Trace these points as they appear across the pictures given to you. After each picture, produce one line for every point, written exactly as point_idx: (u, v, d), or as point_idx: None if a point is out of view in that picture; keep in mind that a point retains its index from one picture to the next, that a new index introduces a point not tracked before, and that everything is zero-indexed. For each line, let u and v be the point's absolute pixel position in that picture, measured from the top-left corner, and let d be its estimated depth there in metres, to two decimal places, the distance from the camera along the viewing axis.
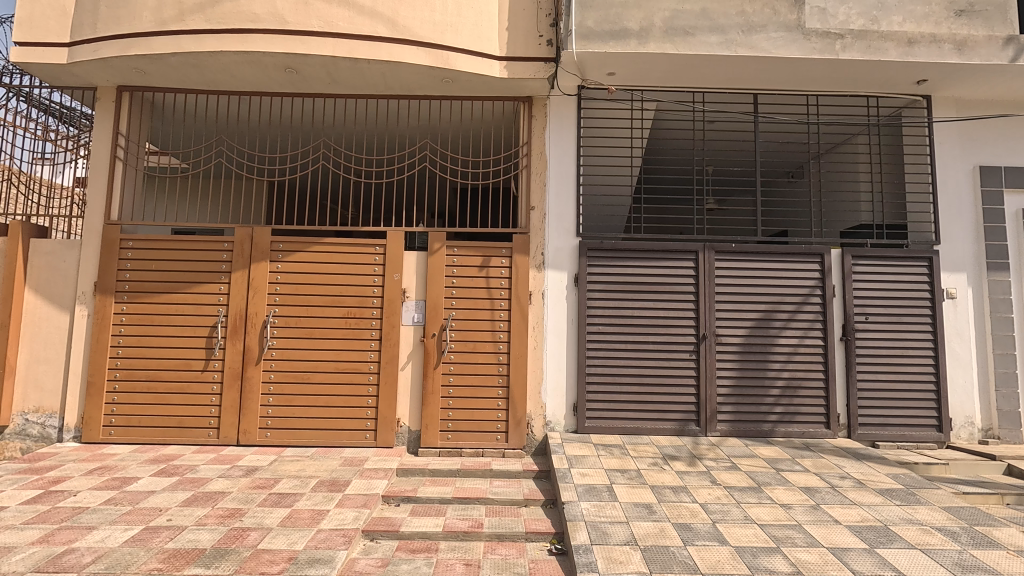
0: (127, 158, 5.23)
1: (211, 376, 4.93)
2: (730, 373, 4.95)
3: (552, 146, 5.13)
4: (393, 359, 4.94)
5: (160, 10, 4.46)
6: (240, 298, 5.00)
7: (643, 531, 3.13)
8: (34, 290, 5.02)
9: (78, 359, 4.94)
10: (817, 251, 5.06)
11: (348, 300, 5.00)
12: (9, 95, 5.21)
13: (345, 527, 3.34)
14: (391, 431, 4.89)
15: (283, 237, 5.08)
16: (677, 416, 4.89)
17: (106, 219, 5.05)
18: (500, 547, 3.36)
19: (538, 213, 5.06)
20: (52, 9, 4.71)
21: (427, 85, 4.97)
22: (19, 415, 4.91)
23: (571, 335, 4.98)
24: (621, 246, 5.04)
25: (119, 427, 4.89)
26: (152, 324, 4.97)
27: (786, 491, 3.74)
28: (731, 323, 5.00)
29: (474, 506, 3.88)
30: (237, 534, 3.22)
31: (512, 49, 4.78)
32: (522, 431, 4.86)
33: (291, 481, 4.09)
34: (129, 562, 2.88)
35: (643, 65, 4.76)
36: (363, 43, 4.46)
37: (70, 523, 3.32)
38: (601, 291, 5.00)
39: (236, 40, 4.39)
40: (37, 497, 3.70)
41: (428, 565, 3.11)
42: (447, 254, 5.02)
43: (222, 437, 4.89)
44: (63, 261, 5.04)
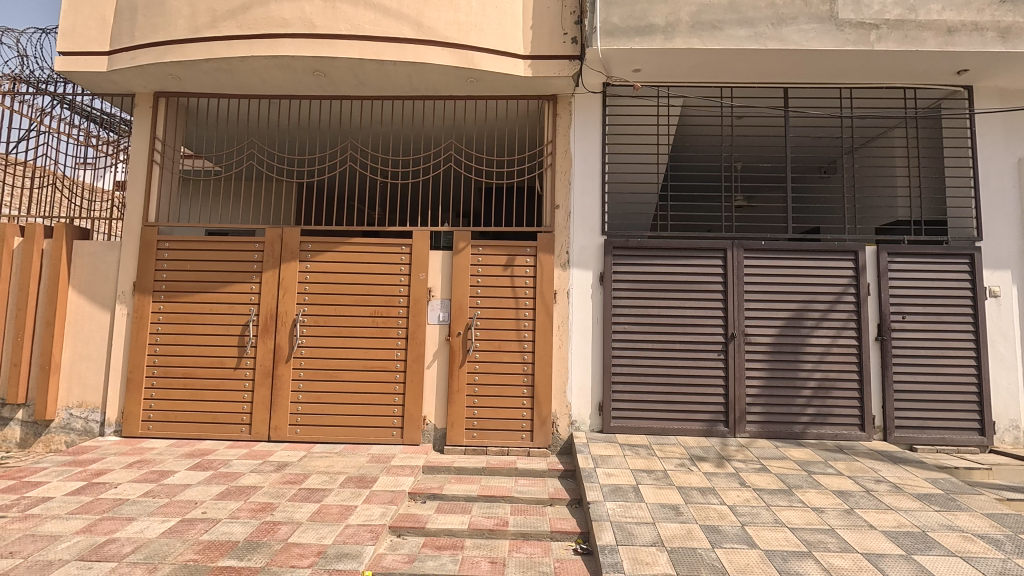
0: (163, 161, 5.40)
1: (243, 373, 5.06)
2: (760, 374, 4.85)
3: (577, 144, 5.10)
4: (419, 357, 4.99)
5: (194, 17, 4.59)
6: (271, 298, 5.11)
7: (670, 532, 3.10)
8: (77, 290, 5.22)
9: (118, 356, 5.13)
10: (850, 248, 4.92)
11: (376, 300, 5.07)
12: (54, 103, 5.44)
13: (372, 523, 3.40)
14: (418, 429, 4.95)
15: (313, 237, 5.17)
16: (705, 417, 4.83)
17: (144, 221, 5.23)
18: (525, 546, 3.37)
19: (563, 212, 5.05)
20: (93, 19, 4.90)
21: (453, 85, 5.00)
22: (64, 410, 5.12)
23: (596, 333, 4.95)
24: (647, 245, 4.99)
25: (157, 421, 5.06)
26: (187, 322, 5.12)
27: (818, 493, 3.66)
28: (761, 322, 4.90)
29: (499, 504, 3.91)
30: (268, 527, 3.31)
31: (538, 48, 4.77)
32: (547, 430, 4.86)
33: (321, 477, 4.17)
34: (167, 552, 2.99)
35: (670, 61, 4.70)
36: (389, 45, 4.51)
37: (111, 514, 3.45)
38: (627, 290, 4.96)
39: (266, 44, 4.49)
40: (81, 489, 3.86)
41: (454, 561, 3.13)
42: (471, 253, 5.04)
43: (254, 433, 5.01)
44: (104, 261, 5.24)
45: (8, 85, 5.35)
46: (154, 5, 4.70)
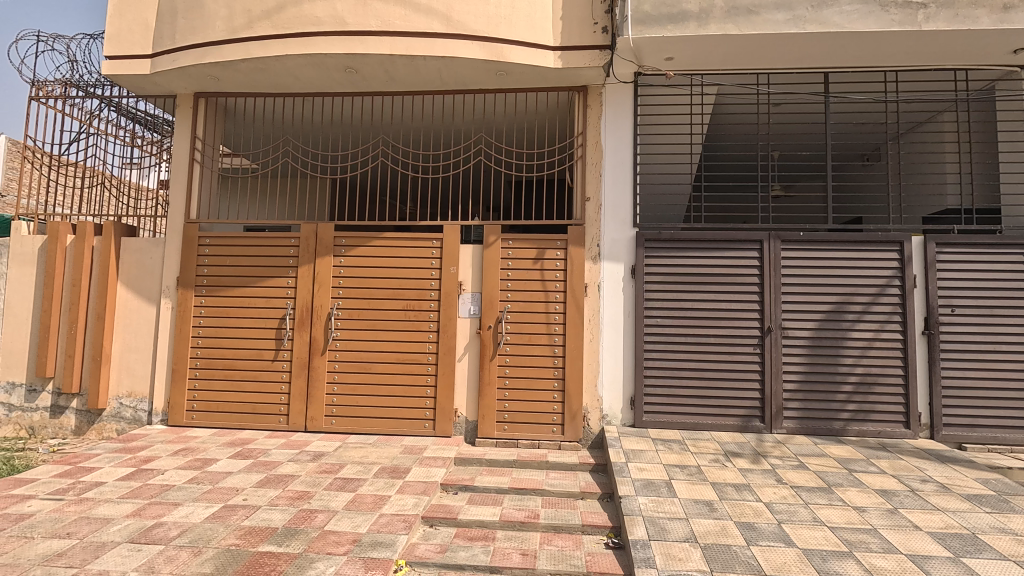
0: (203, 160, 5.57)
1: (281, 365, 5.21)
2: (798, 369, 4.72)
3: (608, 136, 5.03)
4: (451, 349, 5.03)
5: (231, 18, 4.71)
6: (307, 291, 5.23)
7: (703, 529, 3.05)
8: (125, 284, 5.43)
9: (163, 348, 5.33)
10: (894, 239, 4.72)
11: (408, 293, 5.13)
12: (102, 105, 5.67)
13: (406, 513, 3.46)
14: (450, 421, 4.99)
15: (347, 232, 5.26)
16: (740, 412, 4.73)
17: (186, 218, 5.42)
18: (556, 538, 3.36)
19: (593, 204, 5.00)
20: (137, 24, 5.08)
21: (482, 79, 5.00)
22: (115, 399, 5.35)
23: (628, 326, 4.90)
24: (680, 236, 4.89)
25: (200, 411, 5.25)
26: (228, 315, 5.30)
27: (860, 492, 3.54)
28: (800, 315, 4.76)
29: (530, 496, 3.92)
30: (305, 515, 3.40)
31: (567, 39, 4.72)
32: (578, 424, 4.83)
33: (356, 467, 4.27)
34: (211, 536, 3.11)
35: (704, 48, 4.58)
36: (419, 40, 4.55)
37: (159, 499, 3.61)
38: (659, 283, 4.88)
39: (300, 43, 4.58)
40: (131, 474, 4.05)
41: (485, 552, 3.15)
42: (502, 246, 5.03)
43: (292, 423, 5.15)
44: (149, 257, 5.44)
45: (60, 89, 5.60)
46: (193, 8, 4.84)
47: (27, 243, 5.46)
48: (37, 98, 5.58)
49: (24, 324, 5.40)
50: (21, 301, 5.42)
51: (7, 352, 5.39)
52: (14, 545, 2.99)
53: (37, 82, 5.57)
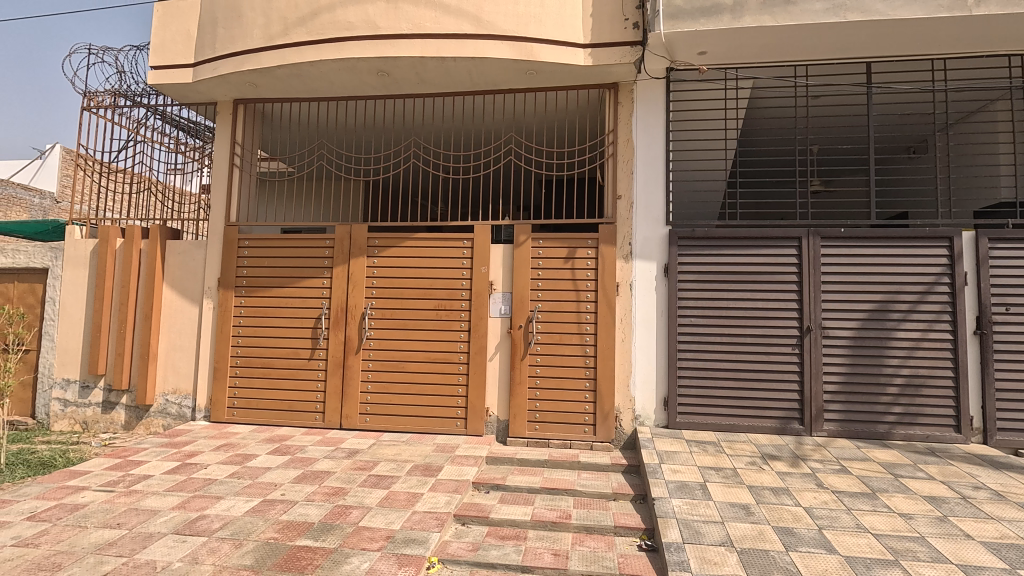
0: (242, 164, 5.75)
1: (317, 363, 5.33)
2: (839, 369, 4.56)
3: (640, 133, 4.97)
4: (482, 349, 5.06)
5: (268, 26, 4.84)
6: (341, 292, 5.34)
7: (740, 533, 2.98)
8: (170, 285, 5.64)
9: (206, 347, 5.52)
10: (943, 234, 4.51)
11: (439, 293, 5.18)
12: (148, 114, 5.91)
13: (438, 511, 3.49)
14: (481, 420, 5.02)
15: (380, 233, 5.35)
16: (778, 414, 4.61)
17: (226, 221, 5.60)
18: (588, 539, 3.34)
19: (625, 202, 4.94)
20: (180, 34, 5.28)
21: (512, 79, 5.00)
22: (161, 396, 5.57)
23: (661, 326, 4.82)
24: (714, 234, 4.79)
25: (241, 408, 5.42)
26: (266, 315, 5.45)
27: (906, 499, 3.40)
28: (841, 314, 4.60)
29: (562, 496, 3.91)
30: (341, 511, 3.47)
31: (598, 36, 4.68)
32: (610, 424, 4.79)
33: (390, 464, 4.33)
34: (251, 530, 3.20)
35: (739, 42, 4.46)
36: (449, 42, 4.58)
37: (202, 492, 3.74)
38: (693, 282, 4.79)
39: (334, 48, 4.67)
40: (176, 468, 4.21)
41: (517, 552, 3.15)
42: (532, 246, 5.03)
43: (327, 421, 5.27)
44: (192, 259, 5.64)
45: (109, 99, 5.87)
46: (232, 17, 5.00)
47: (81, 246, 5.74)
48: (88, 108, 5.85)
49: (78, 324, 5.67)
50: (75, 301, 5.70)
51: (63, 350, 5.68)
52: (69, 533, 3.14)
53: (89, 93, 5.84)
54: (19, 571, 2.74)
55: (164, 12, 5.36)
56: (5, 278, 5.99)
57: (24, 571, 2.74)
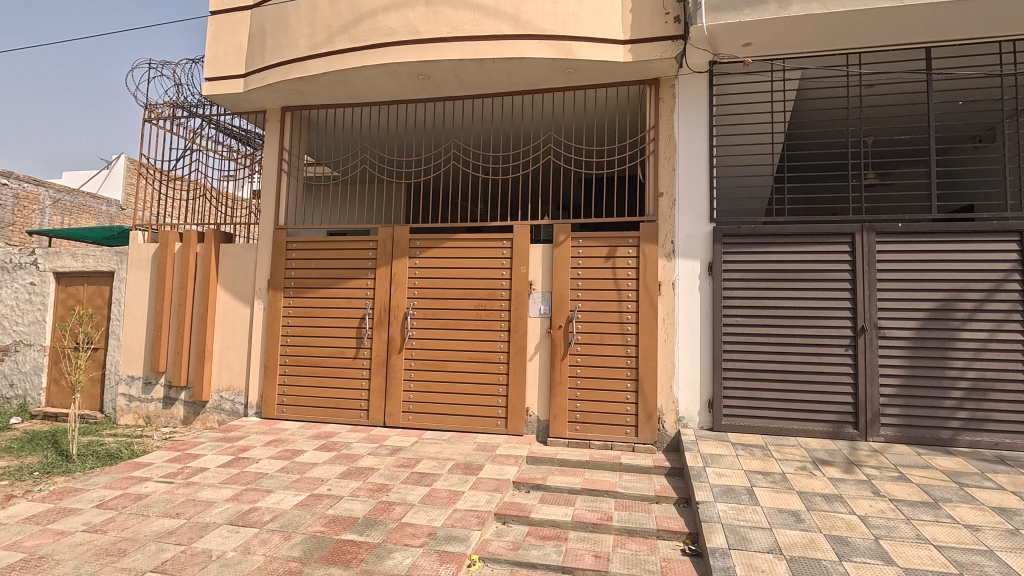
0: (290, 169, 5.95)
1: (361, 362, 5.46)
2: (898, 372, 4.34)
3: (681, 129, 4.86)
4: (522, 348, 5.06)
5: (313, 35, 5.00)
6: (384, 292, 5.45)
7: (789, 540, 2.88)
8: (224, 287, 5.89)
9: (257, 346, 5.74)
10: (1013, 228, 4.23)
11: (479, 293, 5.22)
12: (204, 123, 6.20)
13: (479, 509, 3.52)
14: (522, 420, 5.02)
15: (421, 234, 5.43)
16: (831, 417, 4.42)
17: (276, 224, 5.81)
18: (630, 542, 3.29)
19: (667, 199, 4.85)
20: (231, 46, 5.51)
21: (550, 78, 4.99)
22: (216, 392, 5.83)
23: (705, 326, 4.71)
24: (761, 231, 4.64)
25: (290, 404, 5.61)
26: (313, 315, 5.62)
27: (973, 510, 3.20)
28: (899, 314, 4.37)
29: (604, 498, 3.86)
30: (384, 506, 3.54)
31: (637, 31, 4.60)
32: (653, 426, 4.70)
33: (431, 462, 4.39)
34: (299, 523, 3.31)
35: (787, 31, 4.30)
36: (488, 43, 4.61)
37: (254, 485, 3.89)
38: (739, 280, 4.66)
39: (376, 54, 4.78)
40: (230, 461, 4.40)
41: (557, 552, 3.14)
42: (572, 245, 5.00)
43: (371, 418, 5.39)
44: (244, 261, 5.87)
45: (168, 110, 6.18)
46: (280, 28, 5.19)
47: (143, 250, 6.07)
48: (150, 120, 6.18)
49: (141, 323, 6.01)
50: (138, 302, 6.03)
51: (128, 348, 6.03)
52: (133, 521, 3.33)
53: (150, 105, 6.17)
54: (89, 555, 2.92)
55: (217, 25, 5.61)
56: (75, 281, 6.39)
57: (94, 555, 2.92)
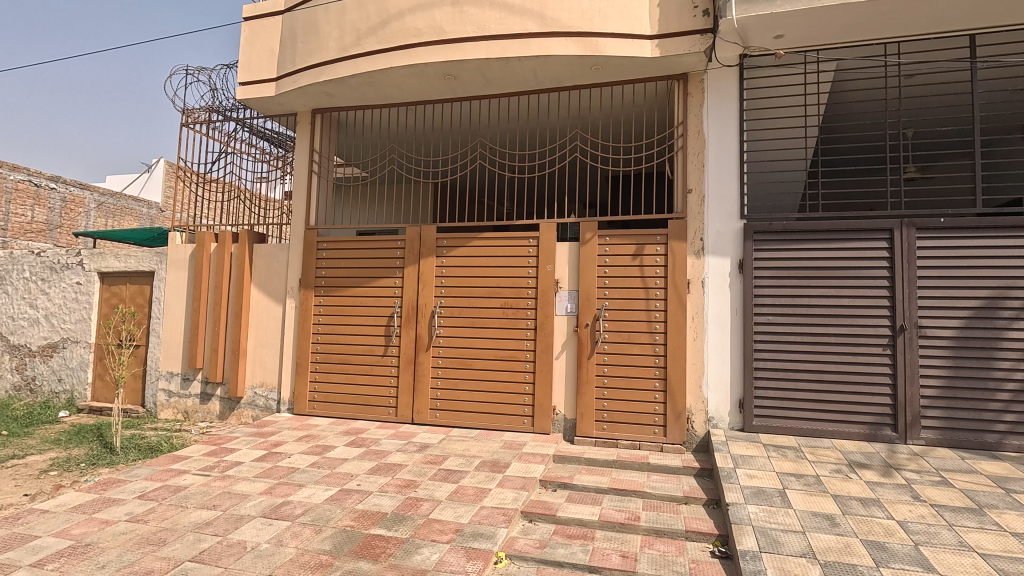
0: (320, 170, 6.07)
1: (390, 360, 5.54)
2: (939, 372, 4.18)
3: (711, 124, 4.78)
4: (549, 347, 5.05)
5: (342, 38, 5.09)
6: (412, 290, 5.51)
7: (823, 544, 2.80)
8: (257, 286, 6.04)
9: (289, 343, 5.88)
10: None
11: (506, 292, 5.24)
12: (238, 127, 6.36)
13: (505, 507, 3.53)
14: (549, 418, 5.02)
15: (448, 233, 5.47)
16: (868, 418, 4.29)
17: (307, 224, 5.94)
18: (658, 543, 3.25)
19: (696, 196, 4.78)
20: (264, 51, 5.64)
21: (577, 75, 4.96)
22: (250, 389, 5.99)
23: (736, 325, 4.62)
24: (793, 227, 4.53)
25: (321, 401, 5.73)
26: (343, 313, 5.72)
27: (1020, 517, 3.06)
28: (940, 312, 4.21)
29: (631, 498, 3.83)
30: (412, 502, 3.59)
31: (665, 26, 4.53)
32: (682, 426, 4.64)
33: (459, 459, 4.42)
34: (330, 517, 3.38)
35: (821, 22, 4.17)
36: (514, 41, 4.61)
37: (287, 480, 3.99)
38: (771, 278, 4.55)
39: (403, 55, 4.83)
40: (264, 456, 4.52)
41: (584, 551, 3.13)
42: (599, 243, 4.97)
43: (400, 415, 5.46)
44: (276, 260, 6.01)
45: (205, 115, 6.37)
46: (310, 32, 5.29)
47: (181, 250, 6.27)
48: (187, 124, 6.38)
49: (179, 321, 6.21)
50: (177, 301, 6.24)
51: (167, 345, 6.24)
52: (172, 512, 3.46)
53: (187, 110, 6.38)
54: (131, 543, 3.04)
55: (250, 31, 5.75)
56: (118, 281, 6.64)
57: (136, 544, 3.04)
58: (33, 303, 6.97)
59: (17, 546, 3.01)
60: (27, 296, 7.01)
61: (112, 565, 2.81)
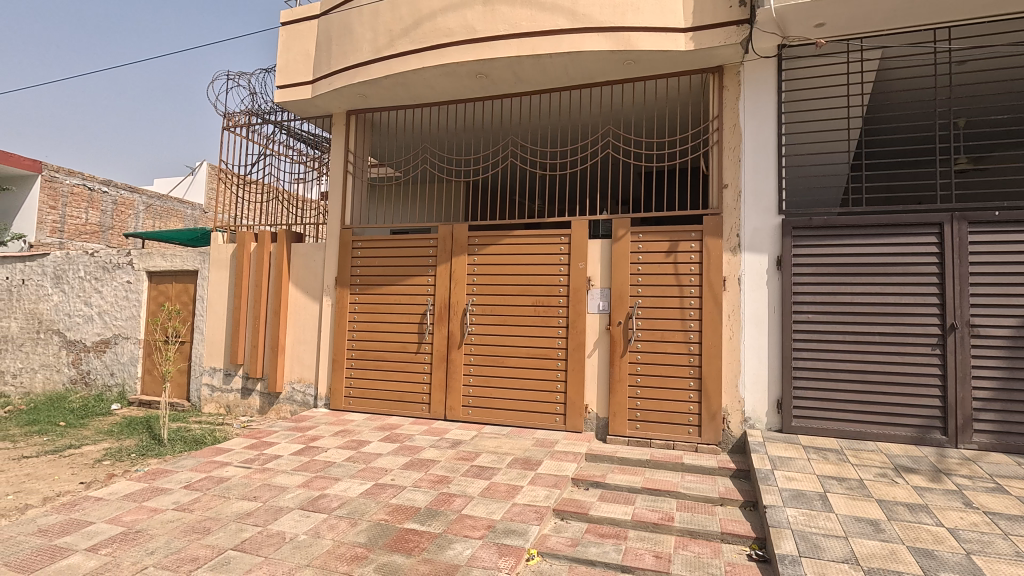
0: (355, 170, 6.18)
1: (423, 357, 5.61)
2: (994, 374, 3.97)
3: (747, 117, 4.66)
4: (580, 345, 5.02)
5: (376, 39, 5.17)
6: (444, 288, 5.57)
7: (867, 551, 2.70)
8: (295, 284, 6.20)
9: (326, 340, 6.01)
10: None
11: (537, 289, 5.24)
12: (276, 130, 6.54)
13: (537, 504, 3.53)
14: (581, 417, 4.99)
15: (479, 231, 5.50)
16: (916, 421, 4.12)
17: (342, 224, 6.06)
18: (693, 544, 3.20)
19: (732, 191, 4.67)
20: (300, 55, 5.78)
21: (609, 70, 4.90)
22: (289, 384, 6.15)
23: (773, 323, 4.50)
24: (835, 222, 4.37)
25: (356, 397, 5.84)
26: (377, 311, 5.82)
27: None
28: (995, 311, 4.00)
29: (665, 498, 3.78)
30: (445, 498, 3.62)
31: (700, 18, 4.44)
32: (717, 426, 4.54)
33: (491, 456, 4.45)
34: (365, 510, 3.45)
35: (865, 9, 4.01)
36: (545, 38, 4.60)
37: (323, 473, 4.09)
38: (811, 275, 4.42)
39: (435, 55, 4.87)
40: (302, 450, 4.64)
41: (617, 551, 3.10)
42: (631, 240, 4.92)
43: (432, 412, 5.53)
44: (313, 259, 6.16)
45: (245, 118, 6.57)
46: (344, 35, 5.39)
47: (223, 250, 6.49)
48: (228, 128, 6.59)
49: (221, 318, 6.43)
50: (219, 299, 6.46)
51: (211, 342, 6.47)
52: (216, 502, 3.59)
53: (228, 114, 6.58)
54: (178, 531, 3.17)
55: (287, 35, 5.90)
56: (165, 280, 6.92)
57: (182, 532, 3.17)
58: (88, 301, 7.33)
59: (74, 531, 3.18)
60: (82, 295, 7.37)
61: (160, 551, 2.94)
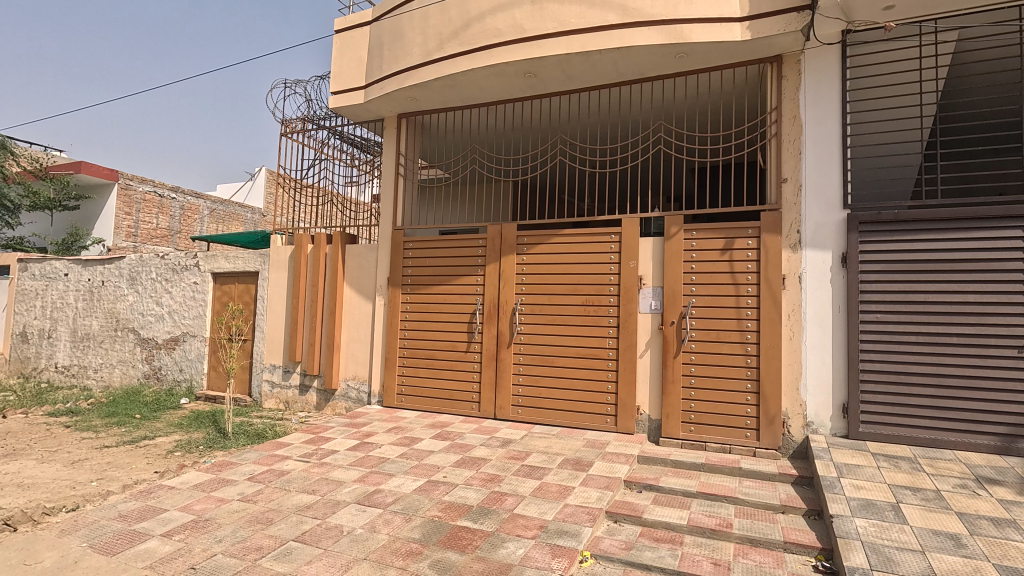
0: (406, 172, 6.30)
1: (472, 356, 5.66)
2: None
3: (809, 107, 4.45)
4: (631, 345, 4.94)
5: (426, 43, 5.25)
6: (494, 287, 5.60)
7: (947, 567, 2.53)
8: (350, 284, 6.38)
9: (378, 338, 6.15)
10: None
11: (587, 288, 5.18)
12: (330, 135, 6.75)
13: (590, 506, 3.49)
14: (632, 418, 4.91)
15: (528, 231, 5.49)
16: (1000, 429, 3.82)
17: (394, 225, 6.19)
18: (753, 552, 3.08)
19: (791, 185, 4.48)
20: (354, 61, 5.93)
21: (660, 64, 4.79)
22: (344, 381, 6.34)
23: (838, 323, 4.28)
24: (906, 216, 4.12)
25: (408, 394, 5.96)
26: (428, 310, 5.91)
27: None
28: None
29: (722, 504, 3.66)
30: (497, 497, 3.64)
31: (757, 5, 4.27)
32: (776, 430, 4.37)
33: (541, 456, 4.44)
34: (418, 506, 3.50)
35: None
36: (594, 34, 4.54)
37: (378, 469, 4.18)
38: (879, 272, 4.17)
39: (484, 56, 4.90)
40: (357, 446, 4.76)
41: (673, 556, 3.03)
42: (684, 238, 4.79)
43: (483, 410, 5.57)
44: (367, 259, 6.32)
45: (301, 125, 6.81)
46: (396, 39, 5.50)
47: (282, 251, 6.75)
48: (286, 134, 6.86)
49: (281, 317, 6.70)
50: (279, 298, 6.73)
51: (271, 339, 6.75)
52: (277, 494, 3.73)
53: (286, 121, 6.85)
54: (243, 521, 3.32)
55: (341, 42, 6.07)
56: (228, 281, 7.25)
57: (247, 522, 3.31)
58: (159, 301, 7.78)
59: (150, 517, 3.38)
60: (154, 295, 7.83)
61: (228, 539, 3.08)
